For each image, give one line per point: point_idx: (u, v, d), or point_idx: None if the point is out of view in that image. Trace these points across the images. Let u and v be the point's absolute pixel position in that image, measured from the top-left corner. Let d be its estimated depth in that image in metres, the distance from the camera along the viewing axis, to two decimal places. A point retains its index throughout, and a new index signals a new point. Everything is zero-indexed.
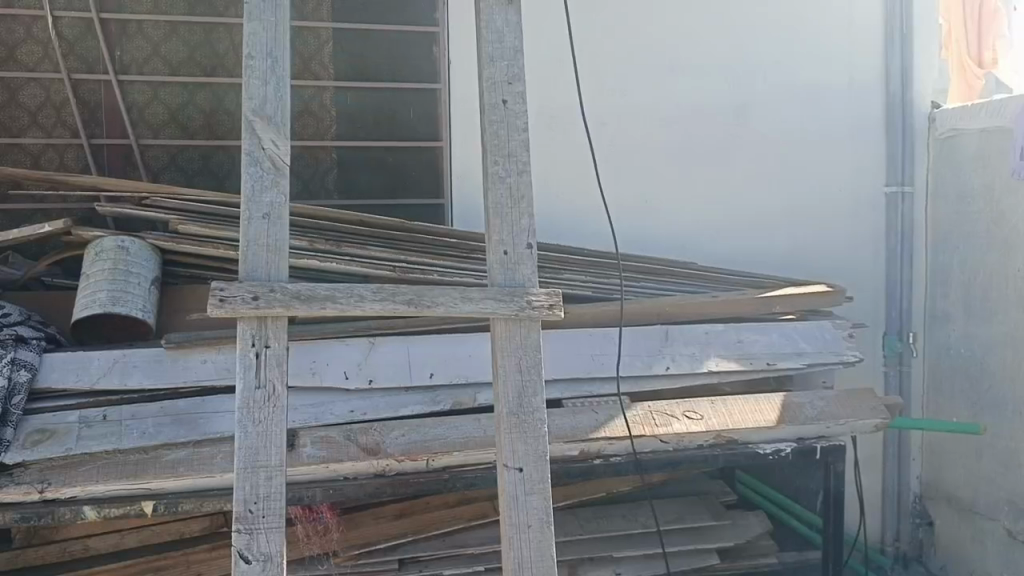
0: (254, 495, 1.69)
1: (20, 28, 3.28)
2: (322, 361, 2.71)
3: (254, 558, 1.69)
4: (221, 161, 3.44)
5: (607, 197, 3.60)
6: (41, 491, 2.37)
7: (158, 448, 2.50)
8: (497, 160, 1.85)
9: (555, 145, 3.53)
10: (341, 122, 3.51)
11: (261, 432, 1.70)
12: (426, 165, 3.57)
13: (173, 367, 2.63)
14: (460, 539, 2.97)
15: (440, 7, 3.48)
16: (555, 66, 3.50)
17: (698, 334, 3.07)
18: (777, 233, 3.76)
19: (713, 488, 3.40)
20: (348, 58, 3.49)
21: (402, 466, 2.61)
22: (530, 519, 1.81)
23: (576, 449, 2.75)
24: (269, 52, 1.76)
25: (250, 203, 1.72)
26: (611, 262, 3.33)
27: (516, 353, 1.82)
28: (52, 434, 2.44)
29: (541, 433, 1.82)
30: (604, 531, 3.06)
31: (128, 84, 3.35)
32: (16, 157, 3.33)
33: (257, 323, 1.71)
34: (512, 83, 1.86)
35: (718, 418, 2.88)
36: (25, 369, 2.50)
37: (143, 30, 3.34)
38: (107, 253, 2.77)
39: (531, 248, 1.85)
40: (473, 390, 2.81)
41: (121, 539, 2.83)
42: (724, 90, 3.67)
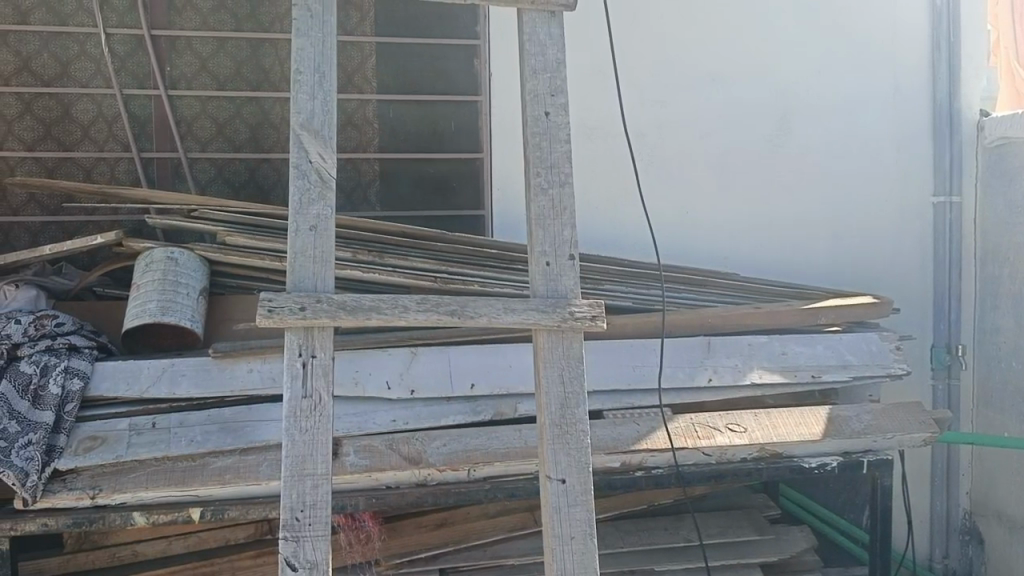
0: (300, 503, 1.71)
1: (73, 45, 3.35)
2: (364, 370, 2.73)
3: (300, 566, 1.71)
4: (267, 174, 3.51)
5: (649, 208, 3.59)
6: (92, 497, 2.43)
7: (205, 456, 2.54)
8: (539, 171, 1.86)
9: (595, 157, 3.53)
10: (382, 134, 3.56)
11: (307, 440, 1.72)
12: (466, 176, 3.59)
13: (219, 375, 2.66)
14: (502, 549, 2.94)
15: (480, 21, 3.51)
16: (596, 78, 3.50)
17: (741, 345, 3.04)
18: (821, 244, 3.72)
19: (756, 502, 3.34)
20: (390, 71, 3.54)
21: (443, 476, 2.64)
22: (574, 531, 1.81)
23: (618, 461, 2.75)
24: (316, 67, 1.79)
25: (297, 215, 1.75)
26: (652, 273, 3.32)
27: (559, 363, 1.83)
28: (103, 440, 2.50)
29: (584, 444, 1.82)
30: (647, 544, 3.03)
31: (177, 99, 3.43)
32: (69, 171, 3.40)
33: (304, 333, 1.74)
34: (554, 95, 1.88)
35: (761, 430, 2.84)
36: (77, 378, 2.55)
37: (192, 46, 3.42)
38: (157, 264, 2.83)
39: (573, 259, 1.85)
40: (514, 400, 2.82)
41: (168, 545, 2.88)
42: (766, 101, 3.64)
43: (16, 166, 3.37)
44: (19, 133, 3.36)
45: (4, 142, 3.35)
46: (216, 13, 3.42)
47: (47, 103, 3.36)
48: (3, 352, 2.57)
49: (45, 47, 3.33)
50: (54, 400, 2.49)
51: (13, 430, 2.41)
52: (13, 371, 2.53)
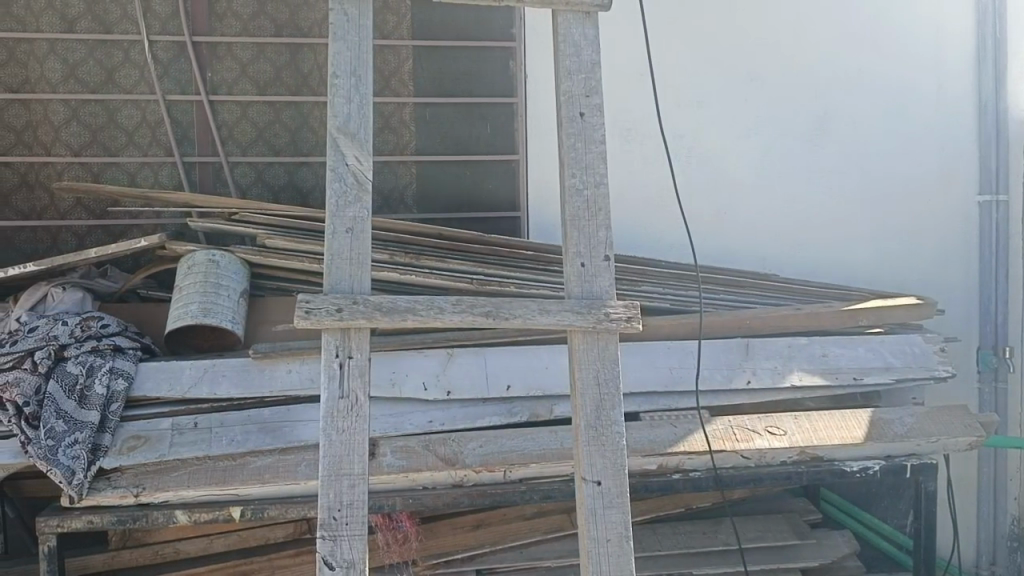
0: (337, 502, 1.73)
1: (118, 52, 3.42)
2: (401, 371, 2.75)
3: (338, 564, 1.72)
4: (305, 177, 3.56)
5: (687, 209, 3.57)
6: (136, 495, 2.49)
7: (245, 455, 2.58)
8: (573, 172, 1.85)
9: (632, 157, 3.51)
10: (419, 137, 3.58)
11: (344, 441, 1.74)
12: (502, 178, 3.59)
13: (260, 376, 2.70)
14: (537, 551, 2.94)
15: (516, 23, 3.51)
16: (632, 79, 3.48)
17: (781, 347, 3.00)
18: (863, 244, 3.66)
19: (796, 506, 3.30)
20: (426, 74, 3.56)
21: (479, 477, 2.64)
22: (610, 533, 1.80)
23: (655, 463, 2.73)
24: (352, 71, 1.80)
25: (334, 217, 1.77)
26: (689, 273, 3.29)
27: (594, 365, 1.82)
28: (146, 440, 2.55)
29: (619, 446, 1.81)
30: (685, 547, 3.01)
31: (218, 104, 3.49)
32: (114, 175, 3.48)
33: (341, 334, 1.75)
34: (590, 95, 1.87)
35: (801, 435, 2.80)
36: (121, 378, 2.61)
37: (232, 52, 3.47)
38: (198, 267, 2.88)
39: (609, 260, 1.85)
40: (550, 402, 2.82)
41: (208, 543, 2.93)
42: (805, 100, 3.59)
43: (63, 171, 3.44)
44: (65, 139, 3.43)
45: (52, 148, 3.43)
46: (256, 18, 3.47)
47: (93, 109, 3.43)
48: (49, 352, 2.60)
49: (92, 55, 3.41)
50: (99, 400, 2.54)
51: (60, 429, 2.46)
52: (59, 371, 2.57)
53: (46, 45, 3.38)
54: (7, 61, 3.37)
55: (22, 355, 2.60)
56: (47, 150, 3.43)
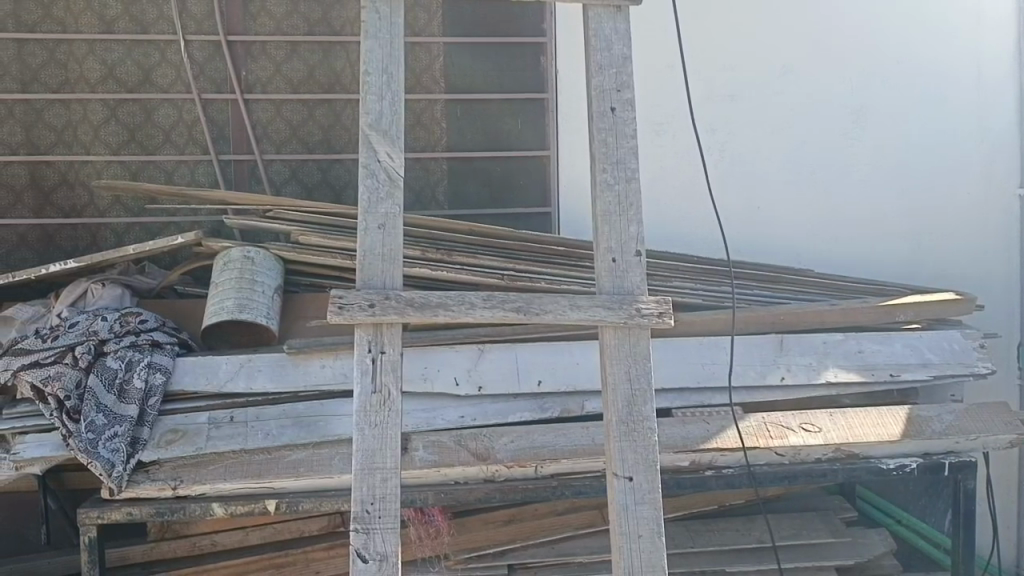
0: (371, 495, 1.75)
1: (156, 53, 3.48)
2: (432, 367, 2.76)
3: (370, 557, 1.74)
4: (338, 174, 3.60)
5: (719, 204, 3.55)
6: (173, 488, 2.52)
7: (281, 449, 2.62)
8: (604, 168, 1.85)
9: (664, 152, 3.49)
10: (451, 133, 3.59)
11: (376, 435, 1.76)
12: (534, 174, 3.60)
13: (294, 372, 2.74)
14: (569, 547, 2.93)
15: (547, 18, 3.51)
16: (663, 73, 3.46)
17: (816, 343, 2.97)
18: (900, 239, 3.61)
19: (831, 505, 3.26)
20: (458, 71, 3.56)
21: (511, 472, 2.64)
22: (641, 529, 1.80)
23: (687, 460, 2.70)
24: (384, 68, 1.81)
25: (366, 213, 1.79)
26: (721, 269, 3.27)
27: (626, 360, 1.82)
28: (183, 434, 2.59)
29: (651, 441, 1.81)
30: (717, 545, 2.99)
31: (253, 102, 3.53)
32: (151, 173, 3.53)
33: (374, 330, 1.77)
34: (621, 90, 1.87)
35: (838, 431, 2.77)
36: (160, 372, 2.65)
37: (267, 51, 3.51)
38: (235, 264, 2.92)
39: (640, 255, 1.84)
40: (581, 398, 2.82)
41: (244, 535, 2.97)
42: (842, 93, 3.54)
43: (102, 170, 3.50)
44: (104, 138, 3.49)
45: (91, 146, 3.49)
46: (289, 17, 3.50)
47: (131, 108, 3.49)
48: (90, 348, 2.64)
49: (130, 55, 3.47)
50: (138, 394, 2.58)
51: (101, 423, 2.50)
52: (100, 366, 2.61)
53: (86, 45, 3.44)
54: (48, 62, 3.44)
55: (63, 350, 2.64)
56: (87, 149, 3.49)
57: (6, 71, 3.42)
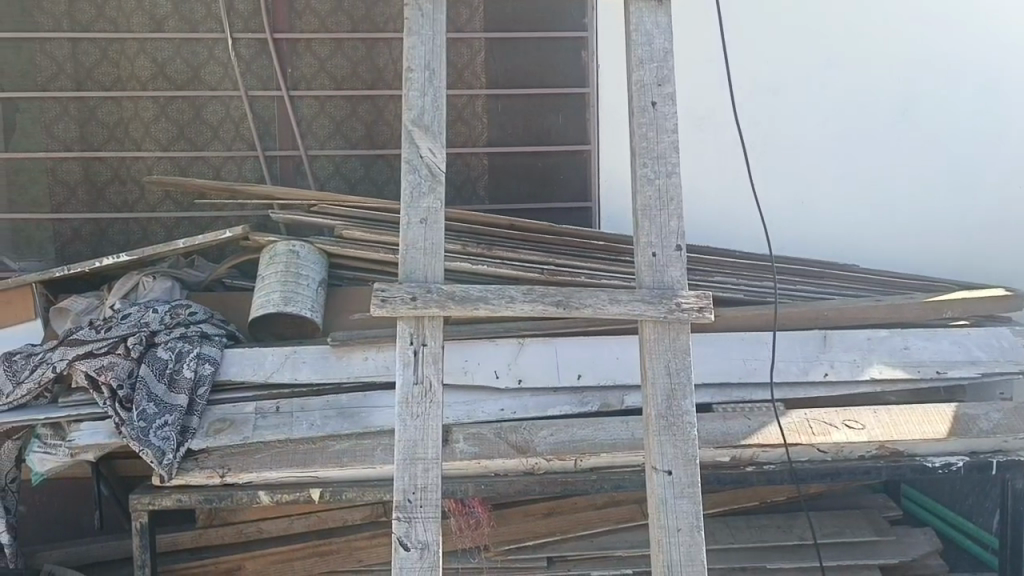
0: (413, 485, 1.78)
1: (203, 50, 3.55)
2: (473, 361, 2.80)
3: (412, 546, 1.77)
4: (380, 170, 3.64)
5: (761, 199, 3.52)
6: (221, 476, 2.58)
7: (324, 439, 2.66)
8: (645, 162, 1.85)
9: (705, 146, 3.47)
10: (491, 128, 3.60)
11: (418, 426, 1.79)
12: (576, 170, 3.61)
13: (337, 364, 2.80)
14: (608, 541, 2.96)
15: (588, 13, 3.50)
16: (705, 66, 3.43)
17: (860, 340, 2.93)
18: (946, 234, 3.56)
19: (875, 503, 3.22)
20: (499, 66, 3.58)
21: (551, 465, 2.65)
22: (680, 523, 1.80)
23: (727, 455, 2.68)
24: (426, 64, 1.84)
25: (409, 209, 1.81)
26: (763, 264, 3.25)
27: (665, 354, 1.82)
28: (231, 423, 2.65)
29: (690, 436, 1.81)
30: (759, 542, 2.98)
31: (298, 99, 3.59)
32: (200, 169, 3.61)
33: (416, 322, 1.80)
34: (662, 84, 1.86)
35: (881, 429, 2.72)
36: (208, 363, 2.72)
37: (311, 49, 3.57)
38: (280, 258, 2.98)
39: (680, 250, 1.84)
40: (620, 392, 2.83)
41: (290, 523, 3.03)
42: (888, 85, 3.48)
43: (153, 166, 3.60)
44: (155, 134, 3.58)
45: (142, 143, 3.58)
46: (333, 15, 3.55)
47: (181, 106, 3.57)
48: (141, 339, 2.72)
49: (179, 53, 3.54)
50: (188, 383, 2.66)
51: (152, 411, 2.57)
52: (151, 357, 2.69)
53: (137, 44, 3.52)
54: (100, 60, 3.52)
55: (116, 341, 2.72)
56: (139, 146, 3.58)
57: (61, 69, 3.51)
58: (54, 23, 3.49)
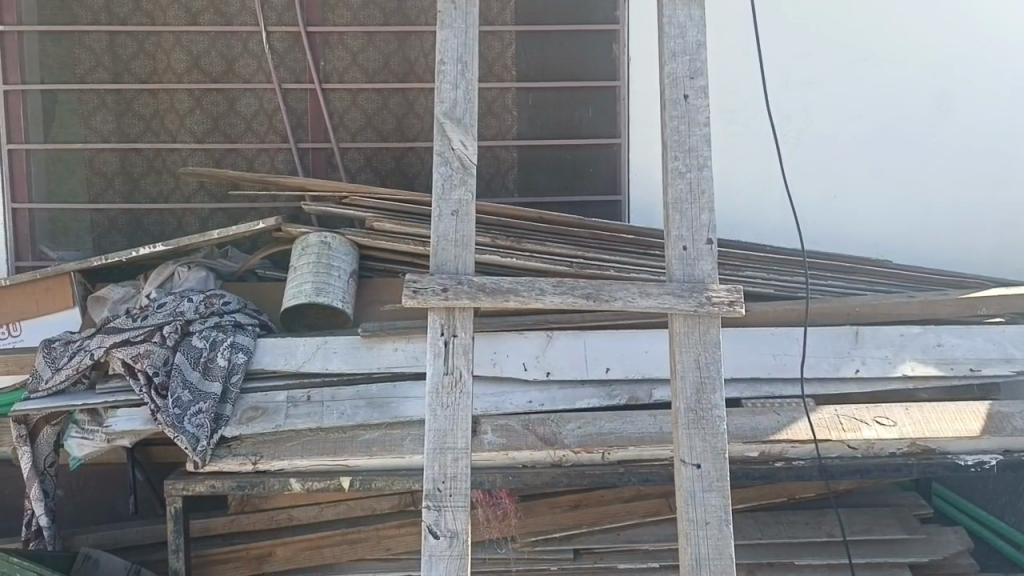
0: (441, 474, 1.80)
1: (238, 43, 3.59)
2: (501, 353, 2.82)
3: (442, 534, 1.79)
4: (411, 163, 3.67)
5: (793, 194, 3.49)
6: (253, 463, 2.61)
7: (354, 429, 2.69)
8: (677, 155, 1.85)
9: (737, 140, 3.45)
10: (521, 122, 3.61)
11: (448, 416, 1.81)
12: (605, 163, 3.61)
13: (368, 354, 2.84)
14: (635, 534, 2.97)
15: (620, 6, 3.49)
16: (737, 59, 3.41)
17: (892, 337, 2.91)
18: (980, 229, 3.53)
19: (905, 501, 3.19)
20: (530, 60, 3.58)
21: (578, 457, 2.65)
22: (708, 516, 1.80)
23: (755, 450, 2.66)
24: (459, 57, 1.85)
25: (440, 202, 1.83)
26: (795, 258, 3.23)
27: (695, 348, 1.82)
28: (263, 411, 2.68)
29: (719, 430, 1.81)
30: (786, 538, 2.97)
31: (330, 92, 3.63)
32: (233, 161, 3.66)
33: (446, 313, 1.82)
34: (694, 77, 1.86)
35: (913, 427, 2.68)
36: (241, 353, 2.77)
37: (344, 42, 3.60)
38: (312, 248, 3.01)
39: (711, 243, 1.84)
40: (649, 386, 2.82)
41: (319, 511, 3.08)
42: (924, 78, 3.44)
43: (187, 158, 3.65)
44: (190, 126, 3.63)
45: (177, 135, 3.64)
46: (366, 8, 3.57)
47: (215, 98, 3.61)
48: (176, 327, 2.77)
49: (213, 47, 3.59)
50: (221, 372, 2.70)
51: (186, 398, 2.61)
52: (186, 345, 2.74)
53: (173, 37, 3.57)
54: (136, 53, 3.57)
55: (152, 329, 2.77)
56: (174, 138, 3.64)
57: (99, 62, 3.57)
58: (92, 16, 3.54)
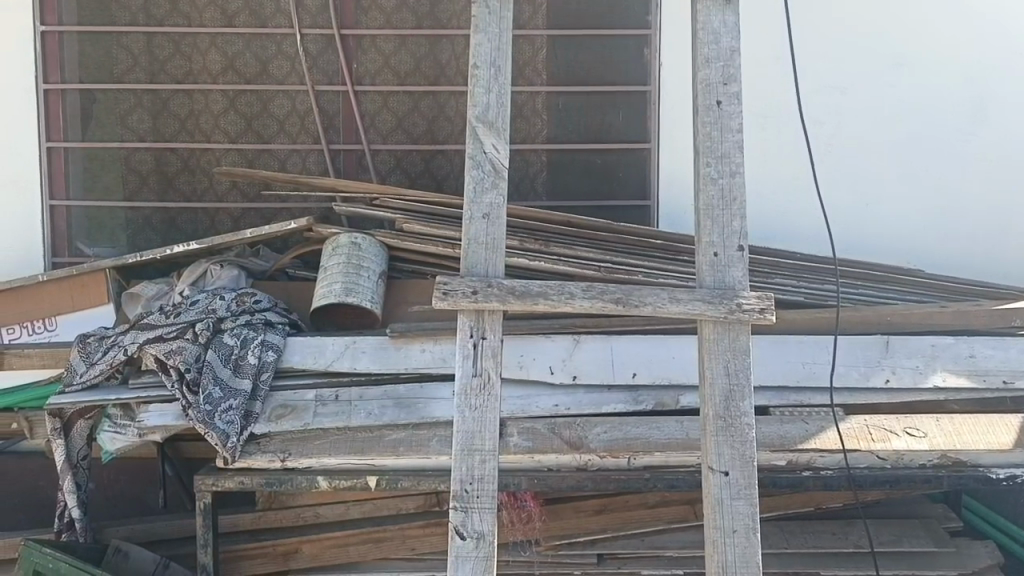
0: (470, 476, 1.81)
1: (272, 44, 3.63)
2: (528, 355, 2.83)
3: (469, 535, 1.80)
4: (440, 164, 3.71)
5: (825, 201, 3.47)
6: (282, 460, 2.63)
7: (381, 428, 2.71)
8: (709, 161, 1.85)
9: (768, 146, 3.43)
10: (552, 125, 3.61)
11: (477, 418, 1.82)
12: (635, 167, 3.61)
13: (396, 355, 2.85)
14: (659, 540, 2.98)
15: (652, 10, 3.49)
16: (771, 65, 3.39)
17: (923, 346, 2.87)
18: (1013, 239, 3.50)
19: (934, 512, 3.17)
20: (560, 64, 3.58)
21: (603, 462, 2.65)
22: (735, 525, 1.80)
23: (785, 459, 2.65)
24: (493, 61, 1.86)
25: (472, 204, 1.84)
26: (825, 266, 3.20)
27: (725, 355, 1.82)
28: (292, 409, 2.71)
29: (748, 438, 1.80)
30: (811, 548, 2.94)
31: (362, 94, 3.66)
32: (266, 162, 3.71)
33: (476, 316, 1.83)
34: (728, 84, 1.85)
35: (944, 437, 2.64)
36: (272, 351, 2.80)
37: (376, 44, 3.63)
38: (343, 248, 3.04)
39: (742, 250, 1.83)
40: (676, 392, 2.82)
41: (345, 509, 3.10)
42: (959, 86, 3.40)
43: (221, 157, 3.70)
44: (224, 127, 3.68)
45: (212, 136, 3.68)
46: (398, 11, 3.60)
47: (249, 99, 3.66)
48: (209, 325, 2.81)
49: (248, 48, 3.63)
50: (252, 369, 2.73)
51: (217, 395, 2.64)
52: (217, 342, 2.77)
53: (209, 39, 3.62)
54: (173, 54, 3.63)
55: (184, 326, 2.81)
56: (208, 138, 3.69)
57: (136, 62, 3.62)
58: (130, 17, 3.59)
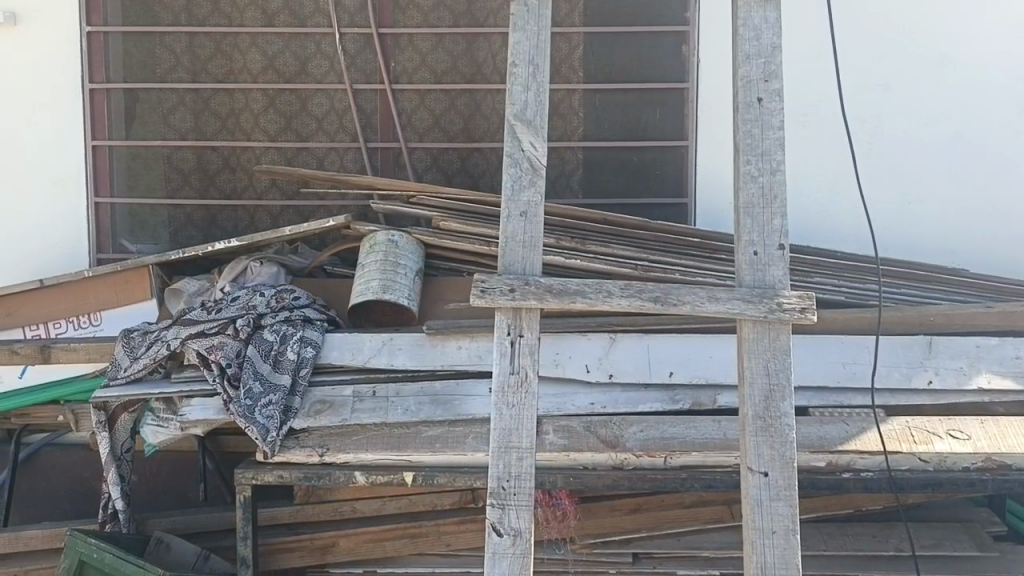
0: (506, 473, 1.82)
1: (311, 44, 3.67)
2: (565, 353, 2.83)
3: (505, 532, 1.81)
4: (476, 162, 3.71)
5: (867, 199, 3.41)
6: (320, 455, 2.65)
7: (417, 425, 2.72)
8: (748, 159, 1.83)
9: (809, 144, 3.39)
10: (588, 123, 3.60)
11: (514, 415, 1.82)
12: (672, 166, 3.59)
13: (432, 352, 2.87)
14: (696, 540, 2.97)
15: (690, 6, 3.46)
16: (811, 61, 3.34)
17: (967, 347, 2.82)
18: None
19: (978, 516, 3.11)
20: (597, 61, 3.57)
21: (640, 461, 2.63)
22: (775, 526, 1.78)
23: (824, 460, 2.62)
24: (531, 59, 1.86)
25: (509, 203, 1.84)
26: (866, 265, 3.16)
27: (764, 355, 1.80)
28: (331, 405, 2.74)
29: (787, 438, 1.78)
30: (851, 550, 2.91)
31: (400, 93, 3.68)
32: (304, 160, 3.75)
33: (513, 315, 1.83)
34: (769, 80, 1.83)
35: (987, 440, 2.59)
36: (310, 347, 2.84)
37: (413, 43, 3.65)
38: (380, 246, 3.06)
39: (782, 249, 1.81)
40: (713, 392, 2.79)
41: (382, 504, 3.11)
42: (1006, 82, 3.33)
43: (260, 155, 3.75)
44: (263, 126, 3.73)
45: (252, 134, 3.73)
46: (435, 10, 3.62)
47: (288, 98, 3.70)
48: (249, 321, 2.85)
49: (287, 47, 3.67)
50: (291, 365, 2.78)
51: (258, 391, 2.69)
52: (257, 338, 2.82)
53: (249, 39, 3.67)
54: (214, 54, 3.68)
55: (225, 322, 2.86)
56: (248, 136, 3.73)
57: (178, 62, 3.68)
58: (172, 17, 3.66)
